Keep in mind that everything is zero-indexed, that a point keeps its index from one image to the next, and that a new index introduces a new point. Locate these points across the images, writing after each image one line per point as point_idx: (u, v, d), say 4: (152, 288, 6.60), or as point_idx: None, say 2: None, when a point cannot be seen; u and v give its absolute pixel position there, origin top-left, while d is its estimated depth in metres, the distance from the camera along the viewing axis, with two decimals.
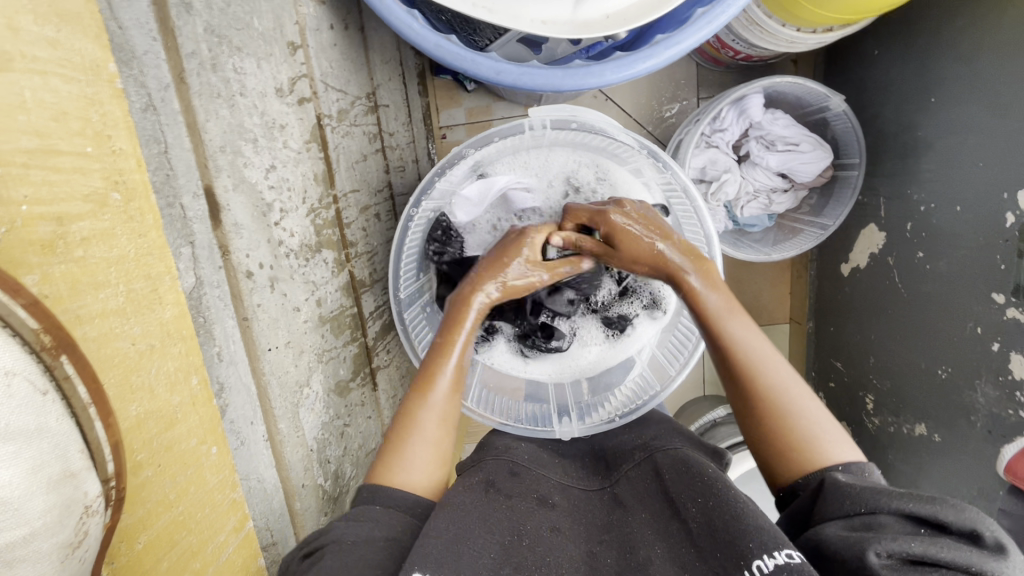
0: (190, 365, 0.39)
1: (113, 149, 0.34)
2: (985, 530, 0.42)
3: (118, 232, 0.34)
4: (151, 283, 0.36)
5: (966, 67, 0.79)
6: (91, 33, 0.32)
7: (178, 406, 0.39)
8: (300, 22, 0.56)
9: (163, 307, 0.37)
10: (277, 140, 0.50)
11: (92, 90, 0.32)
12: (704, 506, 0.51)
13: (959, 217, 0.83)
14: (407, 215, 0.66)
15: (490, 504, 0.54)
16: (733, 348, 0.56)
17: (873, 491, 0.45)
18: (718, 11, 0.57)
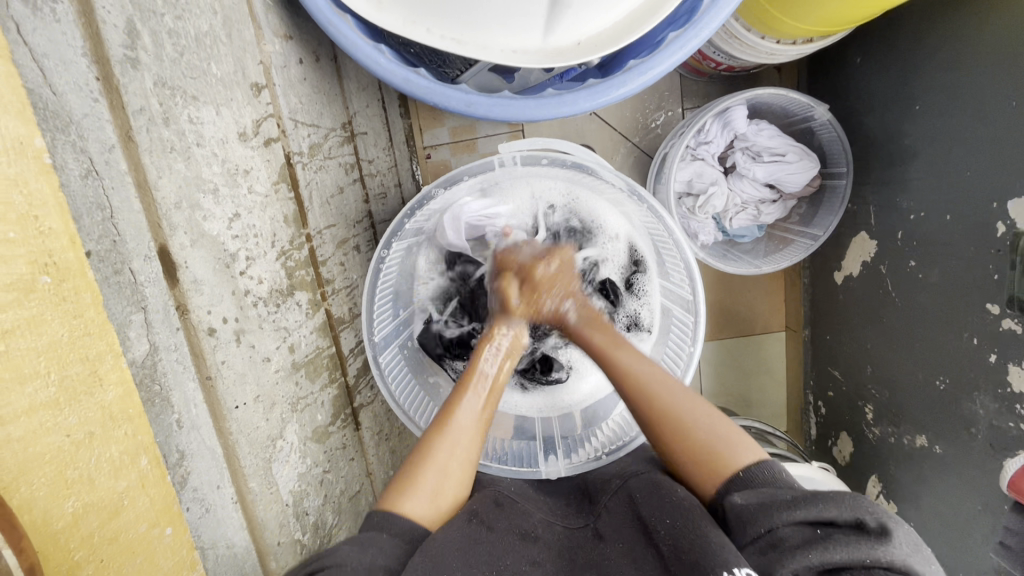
0: (138, 445, 0.36)
1: (40, 228, 0.30)
2: (866, 515, 0.44)
3: (49, 317, 0.31)
4: (89, 366, 0.33)
5: (948, 75, 0.78)
6: (12, 108, 0.28)
7: (124, 493, 0.35)
8: (264, 61, 0.55)
9: (105, 389, 0.34)
10: (242, 185, 0.49)
11: (13, 169, 0.29)
12: (682, 539, 0.49)
13: (950, 226, 0.81)
14: (379, 256, 0.63)
15: (471, 537, 0.52)
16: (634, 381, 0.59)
17: (766, 506, 0.47)
18: (690, 35, 0.55)
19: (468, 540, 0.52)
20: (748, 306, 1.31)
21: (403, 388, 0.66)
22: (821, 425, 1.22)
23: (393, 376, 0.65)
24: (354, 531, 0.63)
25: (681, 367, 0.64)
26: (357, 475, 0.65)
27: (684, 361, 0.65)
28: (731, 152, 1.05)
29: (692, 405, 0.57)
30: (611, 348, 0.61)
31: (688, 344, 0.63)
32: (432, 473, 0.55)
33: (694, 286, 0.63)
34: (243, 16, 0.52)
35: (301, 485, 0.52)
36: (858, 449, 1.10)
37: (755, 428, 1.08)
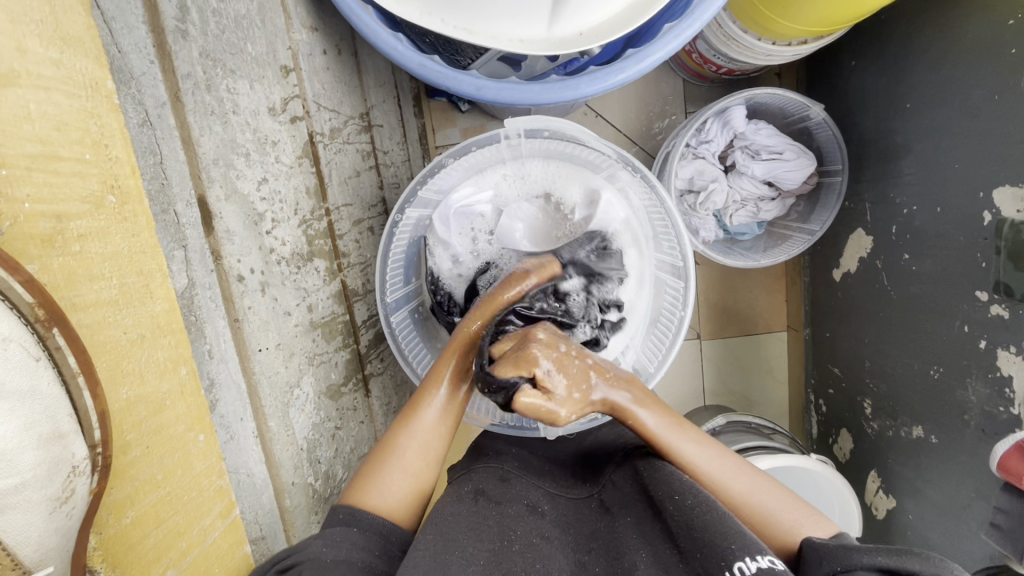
0: (180, 355, 0.41)
1: (109, 155, 0.36)
2: None
3: (113, 231, 0.36)
4: (143, 279, 0.38)
5: (935, 73, 0.82)
6: (90, 54, 0.34)
7: (166, 394, 0.40)
8: (293, 48, 0.60)
9: (154, 302, 0.39)
10: (270, 154, 0.53)
11: (90, 105, 0.35)
12: (682, 506, 0.49)
13: (940, 218, 0.84)
14: (393, 220, 0.68)
15: (479, 512, 0.53)
16: (692, 463, 0.57)
17: (847, 548, 0.47)
18: (684, 26, 0.60)
19: (476, 517, 0.52)
20: (750, 305, 1.33)
21: (410, 342, 0.71)
22: (822, 423, 1.24)
23: (405, 337, 0.71)
24: None
25: (671, 335, 0.69)
26: (366, 438, 0.69)
27: (675, 328, 0.69)
28: (731, 150, 1.09)
29: (759, 489, 0.56)
30: (678, 437, 0.58)
31: (678, 311, 0.69)
32: (395, 475, 0.55)
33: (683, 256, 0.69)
34: (276, 6, 0.58)
35: (315, 434, 0.56)
36: (858, 444, 1.11)
37: (759, 423, 1.09)
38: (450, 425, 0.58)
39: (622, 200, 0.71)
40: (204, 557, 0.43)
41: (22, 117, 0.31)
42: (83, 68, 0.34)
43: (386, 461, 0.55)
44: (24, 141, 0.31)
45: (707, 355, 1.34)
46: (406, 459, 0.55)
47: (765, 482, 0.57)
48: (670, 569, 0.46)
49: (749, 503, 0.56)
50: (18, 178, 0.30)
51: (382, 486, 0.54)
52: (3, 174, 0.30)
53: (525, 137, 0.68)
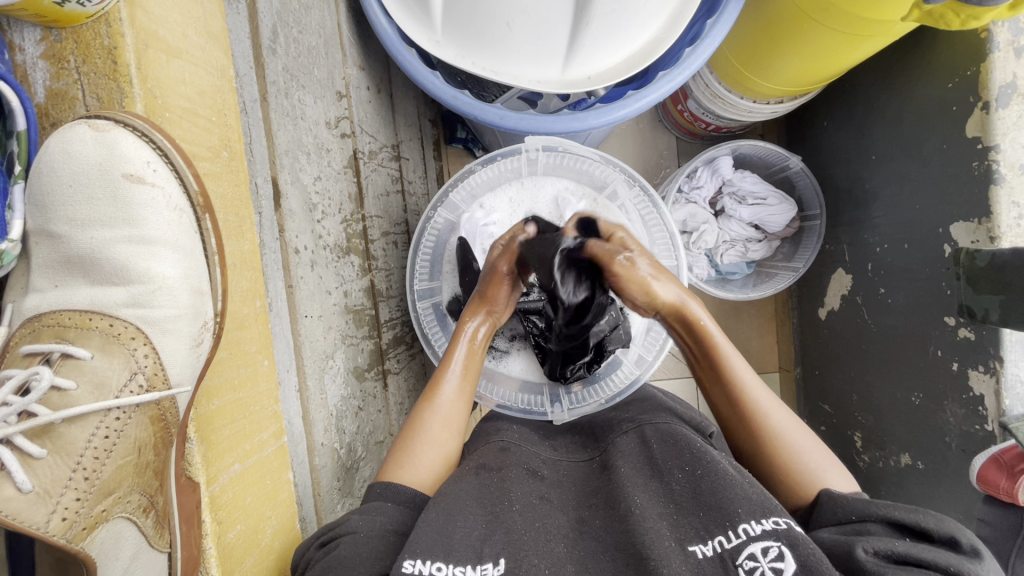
0: (258, 289, 0.52)
1: (226, 123, 0.48)
2: (962, 538, 0.49)
3: (224, 177, 0.48)
4: (238, 219, 0.50)
5: (894, 127, 0.94)
6: (222, 49, 0.48)
7: (247, 315, 0.51)
8: (346, 79, 0.72)
9: (244, 240, 0.50)
10: (325, 158, 0.63)
11: (219, 83, 0.48)
12: (692, 474, 0.54)
13: (908, 252, 0.93)
14: (425, 219, 0.77)
15: (482, 484, 0.57)
16: (743, 386, 0.65)
17: (868, 503, 0.53)
18: (675, 73, 0.72)
19: (479, 487, 0.56)
20: (743, 344, 1.40)
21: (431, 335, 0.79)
22: None
23: (427, 325, 0.79)
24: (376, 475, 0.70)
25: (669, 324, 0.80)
26: (382, 428, 0.74)
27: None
28: (720, 197, 1.20)
29: (793, 426, 0.63)
30: (734, 360, 0.66)
31: None
32: (427, 456, 0.62)
33: (678, 258, 0.78)
34: (336, 44, 0.70)
35: (343, 406, 0.61)
36: (851, 479, 1.14)
37: None
38: (466, 404, 0.68)
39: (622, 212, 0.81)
40: (258, 465, 0.51)
41: (179, 82, 0.44)
42: (217, 56, 0.47)
43: (413, 439, 0.63)
44: (180, 97, 0.44)
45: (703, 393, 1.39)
46: (434, 434, 0.63)
47: (802, 431, 0.63)
48: (668, 518, 0.52)
49: (781, 442, 0.62)
50: (174, 121, 0.44)
51: (413, 467, 0.60)
52: (166, 116, 0.43)
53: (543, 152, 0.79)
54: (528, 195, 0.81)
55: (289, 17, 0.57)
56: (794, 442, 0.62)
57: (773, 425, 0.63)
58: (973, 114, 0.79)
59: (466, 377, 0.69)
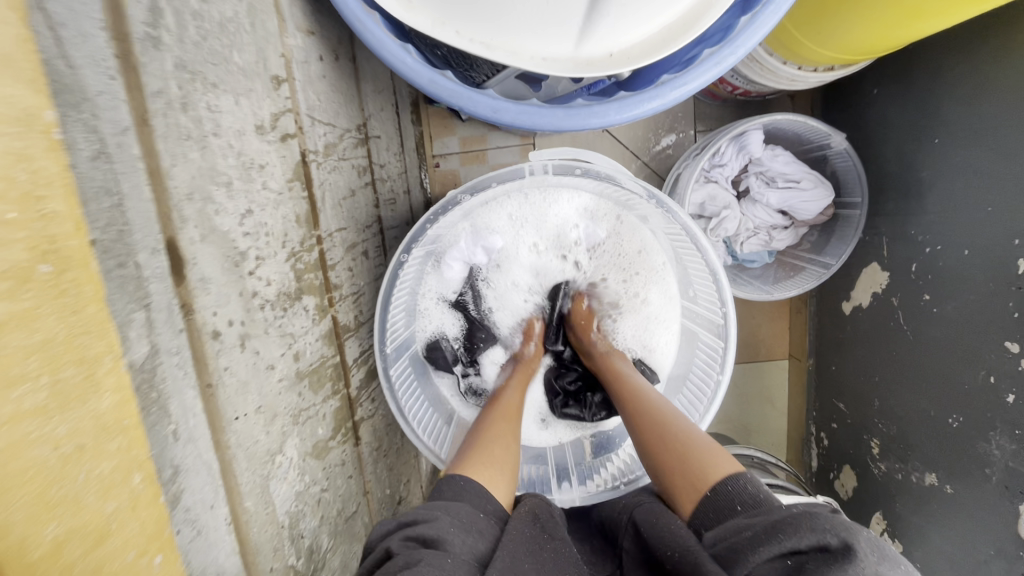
0: (133, 461, 0.29)
1: (43, 212, 0.25)
2: (831, 535, 0.41)
3: (45, 313, 0.25)
4: (86, 370, 0.27)
5: (971, 108, 0.78)
6: (25, 76, 0.24)
7: (112, 515, 0.28)
8: (286, 54, 0.53)
9: (100, 396, 0.28)
10: (256, 181, 0.46)
11: (21, 145, 0.24)
12: (676, 560, 0.46)
13: (968, 260, 0.81)
14: (397, 262, 0.61)
15: (536, 542, 0.48)
16: (641, 398, 0.63)
17: (737, 548, 0.44)
18: (725, 52, 0.56)
19: (534, 544, 0.48)
20: (752, 332, 1.27)
21: (412, 399, 0.65)
22: (821, 457, 1.18)
23: (405, 385, 0.66)
24: (348, 554, 0.60)
25: (707, 397, 0.65)
26: (355, 493, 0.62)
27: (710, 391, 0.65)
28: (745, 176, 1.04)
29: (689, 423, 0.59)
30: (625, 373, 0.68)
31: (718, 371, 0.63)
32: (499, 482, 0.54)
33: (725, 312, 0.63)
34: (268, 7, 0.50)
35: (297, 506, 0.50)
36: (861, 482, 1.05)
37: (761, 457, 1.05)
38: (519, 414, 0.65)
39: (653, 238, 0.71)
40: None
41: None
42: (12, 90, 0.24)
43: (478, 446, 0.58)
44: None
45: None
46: (496, 433, 0.60)
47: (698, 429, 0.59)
48: None
49: (691, 440, 0.56)
50: None
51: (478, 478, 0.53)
52: None
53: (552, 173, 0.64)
54: (533, 213, 0.69)
55: None
56: (696, 444, 0.56)
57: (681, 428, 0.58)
58: None
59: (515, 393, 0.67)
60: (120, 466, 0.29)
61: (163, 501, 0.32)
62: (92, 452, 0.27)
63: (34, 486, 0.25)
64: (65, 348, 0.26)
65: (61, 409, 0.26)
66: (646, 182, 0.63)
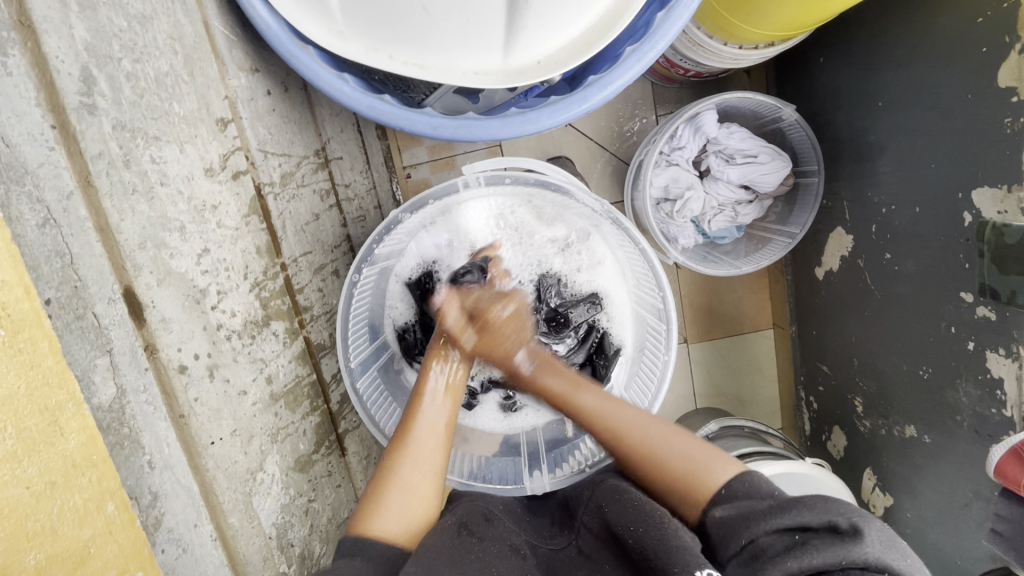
0: (104, 492, 0.36)
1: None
2: (842, 519, 0.42)
3: (4, 371, 0.31)
4: (49, 416, 0.33)
5: (906, 69, 0.80)
6: None
7: (89, 541, 0.35)
8: (230, 96, 0.54)
9: (66, 438, 0.34)
10: (210, 221, 0.49)
11: None
12: (636, 535, 0.51)
13: (919, 217, 0.83)
14: (352, 280, 0.64)
15: (462, 547, 0.52)
16: (590, 414, 0.60)
17: (748, 519, 0.46)
18: (645, 49, 0.58)
19: (459, 550, 0.52)
20: (735, 305, 1.28)
21: (381, 408, 0.67)
22: (812, 420, 1.20)
23: (374, 396, 0.68)
24: None
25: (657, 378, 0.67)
26: (345, 501, 0.66)
27: (659, 372, 0.67)
28: (704, 155, 1.06)
29: (661, 428, 0.58)
30: (573, 389, 0.62)
31: (663, 352, 0.66)
32: (398, 497, 0.54)
33: (665, 296, 0.65)
34: (204, 53, 0.51)
35: (284, 518, 0.54)
36: (852, 441, 1.07)
37: (751, 426, 1.07)
38: (448, 430, 0.59)
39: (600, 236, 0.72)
40: None
41: None
42: None
43: (384, 486, 0.55)
44: None
45: (695, 358, 1.31)
46: (404, 476, 0.55)
47: (667, 425, 0.58)
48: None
49: (652, 455, 0.56)
50: None
51: (384, 512, 0.53)
52: None
53: (485, 184, 0.68)
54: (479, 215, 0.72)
55: (108, 46, 0.41)
56: (667, 456, 0.56)
57: (636, 442, 0.58)
58: (1007, 61, 0.66)
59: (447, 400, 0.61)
60: (92, 497, 0.35)
61: (138, 524, 0.38)
62: (63, 488, 0.34)
63: (12, 520, 0.31)
64: (28, 402, 0.32)
65: (29, 454, 0.32)
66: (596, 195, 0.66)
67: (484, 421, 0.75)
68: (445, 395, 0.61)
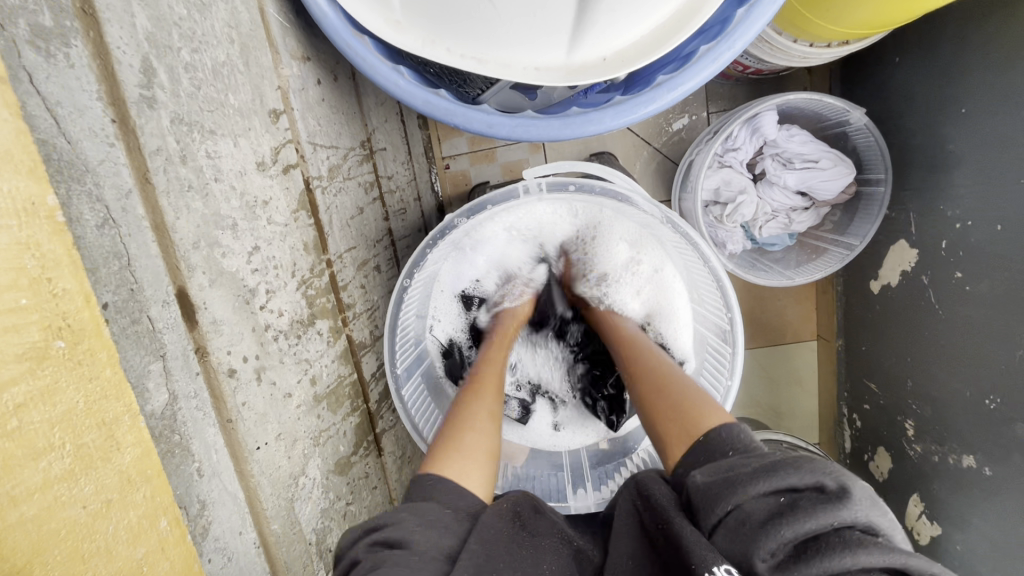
0: (158, 507, 0.35)
1: (55, 290, 0.30)
2: (826, 477, 0.39)
3: (64, 384, 0.30)
4: (106, 431, 0.32)
5: (997, 74, 0.74)
6: (24, 168, 0.28)
7: (144, 559, 0.34)
8: (282, 86, 0.52)
9: (121, 453, 0.33)
10: (261, 218, 0.47)
11: (26, 235, 0.28)
12: (664, 526, 0.46)
13: (1000, 236, 0.77)
14: (402, 284, 0.62)
15: (515, 538, 0.47)
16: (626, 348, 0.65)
17: (730, 484, 0.42)
18: (722, 48, 0.54)
19: (510, 540, 0.47)
20: (778, 314, 1.23)
21: (425, 416, 0.66)
22: (854, 439, 1.14)
23: (418, 405, 0.66)
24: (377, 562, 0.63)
25: (718, 403, 0.64)
26: (380, 504, 0.65)
27: (721, 397, 0.64)
28: (760, 158, 1.01)
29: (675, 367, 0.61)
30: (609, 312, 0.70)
31: (727, 377, 0.63)
32: (474, 438, 0.54)
33: (732, 317, 0.62)
34: (260, 41, 0.50)
35: (323, 522, 0.53)
36: (898, 465, 1.01)
37: (791, 444, 1.02)
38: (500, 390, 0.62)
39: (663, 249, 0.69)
40: None
41: None
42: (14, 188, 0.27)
43: (458, 428, 0.55)
44: None
45: None
46: (473, 420, 0.56)
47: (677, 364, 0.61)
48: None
49: (667, 376, 0.59)
50: None
51: (459, 448, 0.53)
52: None
53: (546, 189, 0.65)
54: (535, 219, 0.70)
55: (168, 35, 0.39)
56: (676, 379, 0.58)
57: (652, 367, 0.61)
58: None
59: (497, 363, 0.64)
60: (145, 513, 0.34)
61: (190, 540, 0.37)
62: (118, 505, 0.33)
63: (69, 543, 0.30)
64: (85, 416, 0.31)
65: (86, 471, 0.31)
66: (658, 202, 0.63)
67: (525, 435, 0.74)
68: (502, 361, 0.65)
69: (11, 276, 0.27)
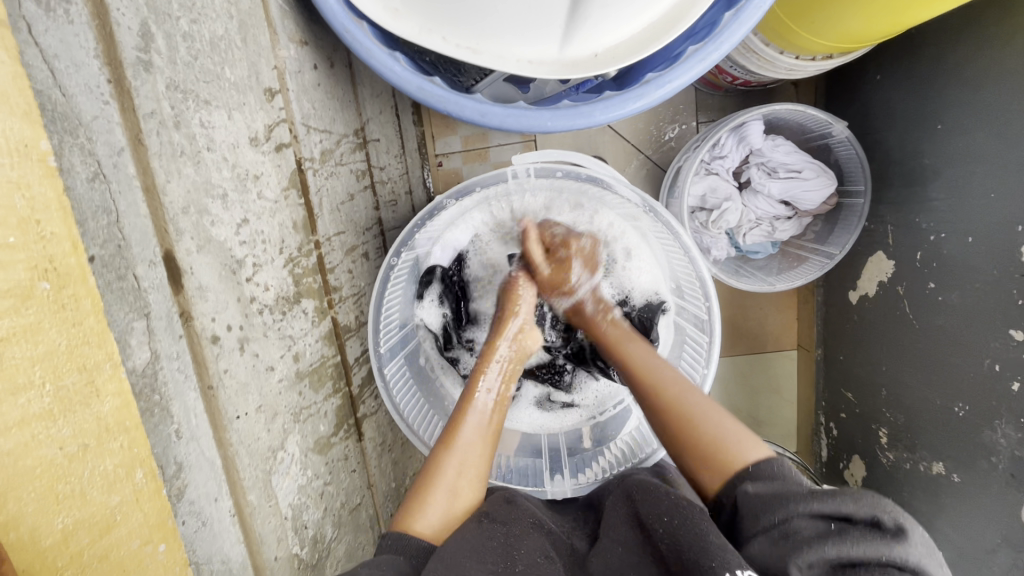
0: (135, 458, 0.36)
1: (43, 233, 0.30)
2: (882, 513, 0.41)
3: (47, 325, 0.31)
4: (87, 375, 0.33)
5: (971, 93, 0.77)
6: (20, 111, 0.29)
7: (117, 507, 0.35)
8: (278, 67, 0.53)
9: (101, 401, 0.34)
10: (251, 191, 0.48)
11: (18, 173, 0.29)
12: (671, 526, 0.47)
13: (971, 248, 0.80)
14: (389, 263, 0.64)
15: (483, 534, 0.49)
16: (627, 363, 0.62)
17: (782, 498, 0.44)
18: (709, 49, 0.56)
19: (482, 538, 0.48)
20: (759, 323, 1.25)
21: (407, 397, 0.66)
22: (831, 447, 1.15)
23: (399, 384, 0.66)
24: (353, 546, 0.63)
25: (694, 389, 0.66)
26: (358, 488, 0.65)
27: (696, 384, 0.66)
28: (746, 167, 1.04)
29: (690, 387, 0.58)
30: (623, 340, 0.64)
31: (703, 365, 0.65)
32: (439, 503, 0.53)
33: (710, 307, 0.65)
34: (258, 20, 0.50)
35: (300, 499, 0.53)
36: (871, 473, 1.03)
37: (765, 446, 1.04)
38: (491, 437, 0.59)
39: (645, 241, 0.72)
40: None
41: None
42: (1, 132, 0.28)
43: (429, 484, 0.54)
44: None
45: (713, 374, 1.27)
46: (451, 479, 0.54)
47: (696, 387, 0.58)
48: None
49: (683, 404, 0.56)
50: None
51: (426, 508, 0.52)
52: None
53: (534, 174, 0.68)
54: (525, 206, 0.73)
55: (168, 4, 0.40)
56: (694, 404, 0.56)
57: (668, 392, 0.58)
58: None
59: (493, 407, 0.61)
60: (122, 463, 0.35)
61: (163, 494, 0.38)
62: (94, 452, 0.34)
63: (44, 480, 0.31)
64: (67, 359, 0.32)
65: (64, 414, 0.32)
66: (636, 188, 0.66)
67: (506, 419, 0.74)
68: (492, 406, 0.60)
69: (1, 214, 0.28)
